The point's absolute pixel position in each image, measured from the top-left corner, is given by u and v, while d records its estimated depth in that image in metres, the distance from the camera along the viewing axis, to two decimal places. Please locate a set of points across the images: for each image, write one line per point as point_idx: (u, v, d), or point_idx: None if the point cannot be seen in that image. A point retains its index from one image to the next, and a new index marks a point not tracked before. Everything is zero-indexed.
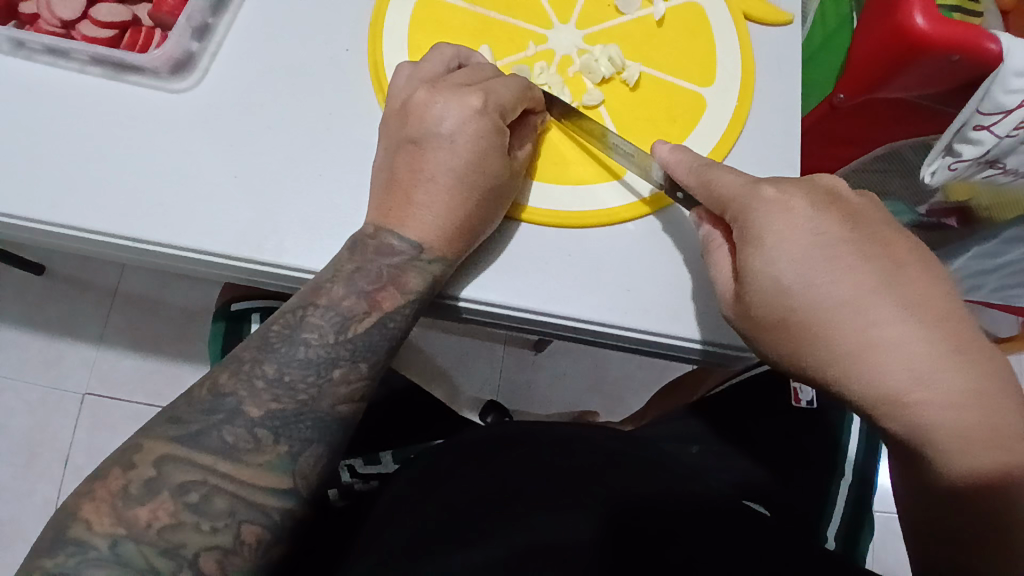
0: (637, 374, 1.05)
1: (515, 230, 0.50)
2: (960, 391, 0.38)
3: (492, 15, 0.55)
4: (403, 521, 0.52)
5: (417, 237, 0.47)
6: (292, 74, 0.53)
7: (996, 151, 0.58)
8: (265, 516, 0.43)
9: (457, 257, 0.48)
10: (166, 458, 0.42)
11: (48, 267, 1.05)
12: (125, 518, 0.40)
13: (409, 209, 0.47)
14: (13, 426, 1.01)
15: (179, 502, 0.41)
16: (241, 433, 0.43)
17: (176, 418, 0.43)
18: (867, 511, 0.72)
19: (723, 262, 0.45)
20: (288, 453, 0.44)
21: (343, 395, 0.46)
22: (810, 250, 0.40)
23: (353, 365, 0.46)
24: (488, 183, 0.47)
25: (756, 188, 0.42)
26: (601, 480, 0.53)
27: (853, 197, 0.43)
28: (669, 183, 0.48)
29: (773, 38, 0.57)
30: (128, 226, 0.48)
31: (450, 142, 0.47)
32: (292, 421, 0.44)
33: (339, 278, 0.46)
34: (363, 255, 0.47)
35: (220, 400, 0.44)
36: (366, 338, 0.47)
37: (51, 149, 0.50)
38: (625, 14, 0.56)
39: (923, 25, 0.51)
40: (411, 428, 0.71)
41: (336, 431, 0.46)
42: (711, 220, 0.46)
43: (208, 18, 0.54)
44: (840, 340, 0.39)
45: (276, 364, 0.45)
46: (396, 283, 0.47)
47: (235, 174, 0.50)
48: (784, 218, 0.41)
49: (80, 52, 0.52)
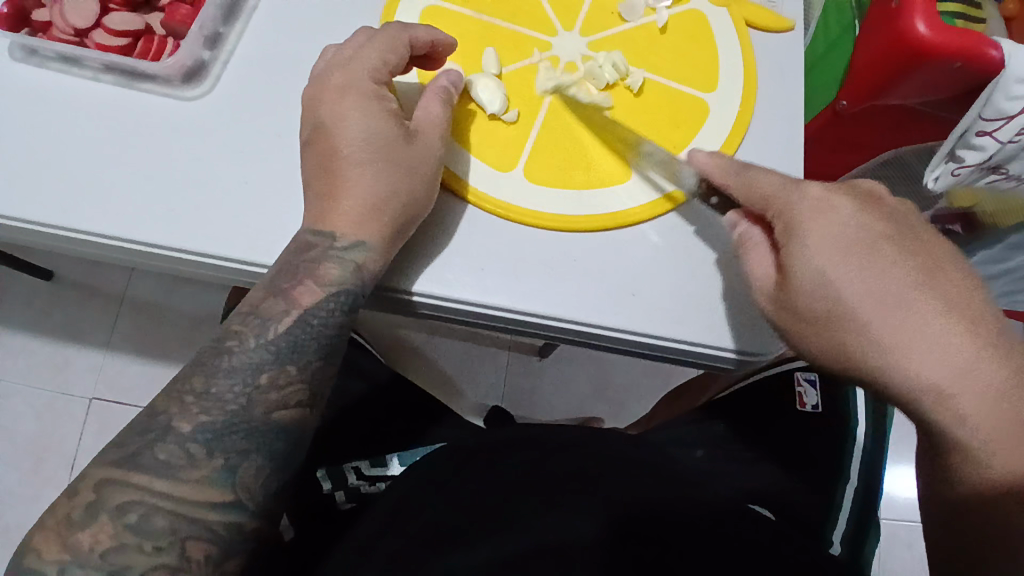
0: (641, 380, 1.05)
1: (457, 221, 0.51)
2: (1007, 382, 0.39)
3: (496, 22, 0.56)
4: (407, 526, 0.50)
5: (335, 228, 0.47)
6: (301, 82, 0.53)
7: (998, 156, 0.59)
8: (208, 531, 0.41)
9: (380, 241, 0.47)
10: (104, 482, 0.41)
11: (56, 273, 1.06)
12: (69, 544, 0.39)
13: (336, 205, 0.47)
14: (20, 431, 1.01)
15: (118, 524, 0.40)
16: (174, 449, 0.42)
17: (116, 442, 0.43)
18: (874, 521, 0.70)
19: (760, 258, 0.45)
20: (225, 466, 0.42)
21: (276, 401, 0.45)
22: (851, 246, 0.41)
23: (280, 368, 0.45)
24: (408, 171, 0.47)
25: (799, 187, 0.43)
26: (600, 485, 0.52)
27: (888, 199, 0.45)
28: (704, 188, 0.49)
29: (775, 46, 0.57)
30: (137, 232, 0.49)
31: (364, 123, 0.47)
32: (223, 434, 0.43)
33: (261, 286, 0.47)
34: (285, 257, 0.47)
35: (153, 420, 0.43)
36: (289, 337, 0.46)
37: (62, 155, 0.50)
38: (628, 22, 0.56)
39: (925, 33, 0.52)
40: (412, 427, 0.69)
41: (275, 439, 0.44)
42: (752, 219, 0.47)
43: (219, 27, 0.54)
44: (886, 334, 0.40)
45: (203, 377, 0.44)
46: (314, 277, 0.47)
47: (245, 181, 0.50)
48: (825, 217, 0.42)
49: (93, 61, 0.52)
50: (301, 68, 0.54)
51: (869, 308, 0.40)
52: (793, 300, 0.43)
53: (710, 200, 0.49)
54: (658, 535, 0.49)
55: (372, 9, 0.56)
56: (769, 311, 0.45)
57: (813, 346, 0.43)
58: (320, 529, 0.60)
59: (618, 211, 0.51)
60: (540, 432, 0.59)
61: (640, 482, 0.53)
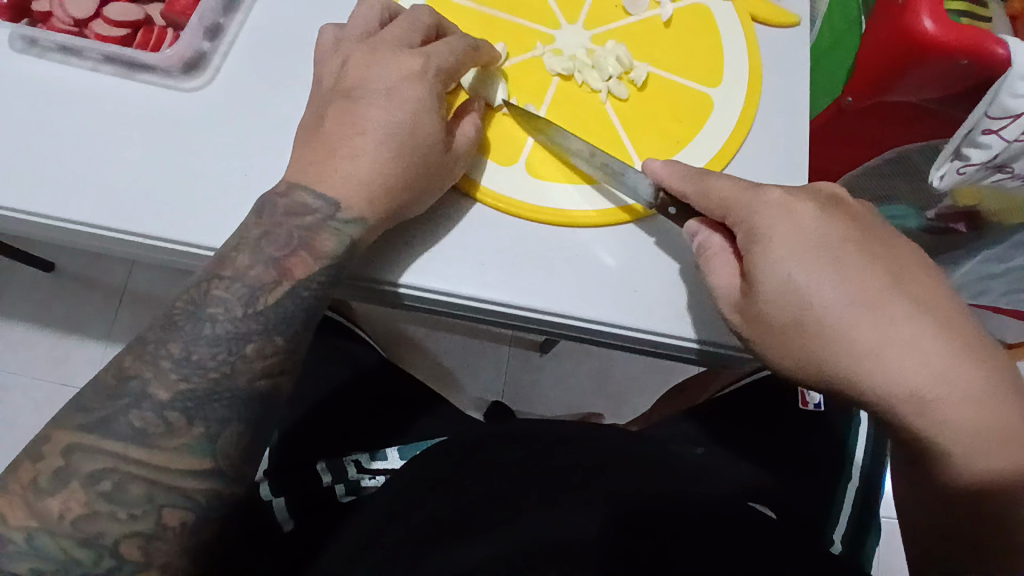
0: (641, 376, 1.05)
1: (469, 209, 0.51)
2: (977, 388, 0.38)
3: (499, 15, 0.55)
4: (408, 518, 0.50)
5: (337, 196, 0.45)
6: (303, 73, 0.53)
7: (1005, 156, 0.58)
8: (186, 500, 0.41)
9: (379, 218, 0.46)
10: (74, 447, 0.40)
11: (58, 265, 1.06)
12: (37, 511, 0.39)
13: (336, 174, 0.45)
14: (20, 421, 1.01)
15: (91, 491, 0.40)
16: (151, 417, 0.41)
17: (83, 406, 0.41)
18: (876, 521, 0.69)
19: (723, 270, 0.44)
20: (205, 435, 0.42)
21: (261, 370, 0.44)
22: (817, 252, 0.41)
23: (267, 338, 0.44)
24: (426, 151, 0.46)
25: (759, 192, 0.43)
26: (599, 477, 0.53)
27: (852, 203, 0.45)
28: (662, 199, 0.48)
29: (778, 41, 0.57)
30: (136, 223, 0.49)
31: (387, 100, 0.46)
32: (205, 402, 0.42)
33: (245, 247, 0.45)
34: (272, 217, 0.46)
35: (126, 384, 0.42)
36: (279, 308, 0.44)
37: (61, 146, 0.50)
38: (631, 15, 0.56)
39: (931, 29, 0.51)
40: (403, 420, 0.68)
41: (258, 406, 0.44)
42: (710, 224, 0.46)
43: (219, 18, 0.54)
44: (858, 339, 0.39)
45: (182, 343, 0.43)
46: (308, 249, 0.45)
47: (245, 172, 0.50)
48: (788, 222, 0.42)
49: (93, 51, 0.52)
50: (300, 59, 0.53)
51: (837, 317, 0.40)
52: (756, 307, 0.42)
53: (667, 211, 0.48)
54: (654, 531, 0.49)
55: None
56: (736, 324, 0.44)
57: (781, 354, 0.42)
58: (320, 518, 0.59)
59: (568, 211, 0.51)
60: (537, 428, 0.57)
61: (640, 478, 0.53)
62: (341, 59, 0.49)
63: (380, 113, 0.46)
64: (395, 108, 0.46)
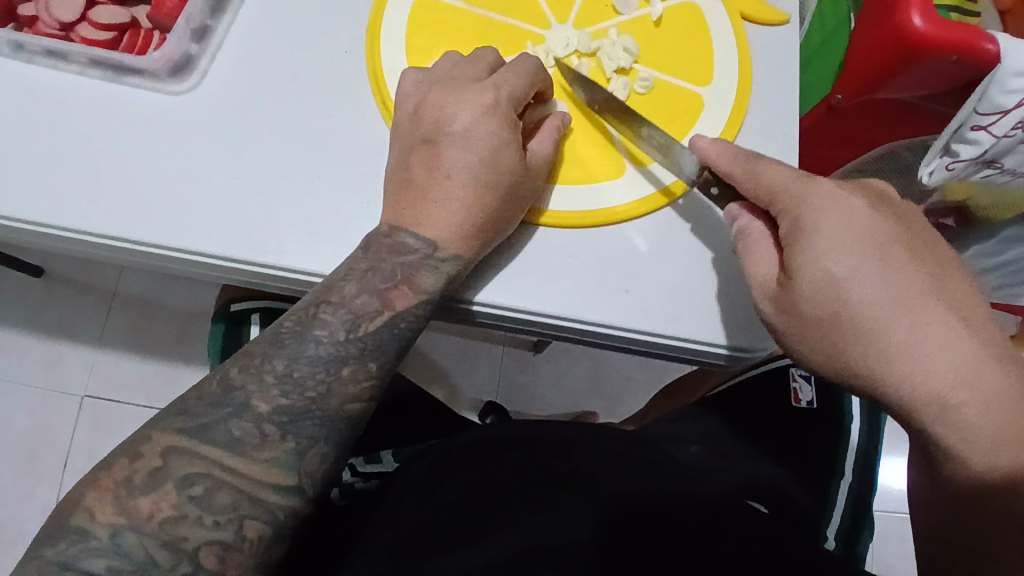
0: (637, 375, 1.05)
1: (531, 235, 0.50)
2: (1002, 392, 0.39)
3: (490, 15, 0.55)
4: (403, 522, 0.51)
5: (433, 235, 0.47)
6: (293, 77, 0.53)
7: (995, 150, 0.59)
8: (268, 513, 0.42)
9: (472, 257, 0.47)
10: (174, 449, 0.41)
11: (48, 270, 1.05)
12: (127, 509, 0.39)
13: (426, 207, 0.47)
14: (12, 428, 1.00)
15: (182, 494, 0.40)
16: (251, 428, 0.42)
17: (186, 410, 0.42)
18: (868, 516, 0.71)
19: (762, 255, 0.44)
20: (295, 450, 0.42)
21: (352, 394, 0.45)
22: (857, 244, 0.41)
23: (361, 363, 0.45)
24: (508, 182, 0.47)
25: (811, 183, 0.43)
26: (597, 480, 0.52)
27: (898, 201, 0.45)
28: (705, 176, 0.48)
29: (770, 39, 0.57)
30: (128, 229, 0.48)
31: (464, 138, 0.48)
32: (299, 418, 0.43)
33: (352, 277, 0.46)
34: (377, 253, 0.46)
35: (229, 394, 0.43)
36: (375, 336, 0.46)
37: (50, 152, 0.49)
38: (622, 14, 0.56)
39: (920, 26, 0.51)
40: (408, 428, 0.70)
41: (344, 430, 0.45)
42: (753, 210, 0.46)
43: (207, 20, 0.53)
44: (892, 336, 0.40)
45: (286, 360, 0.44)
46: (408, 282, 0.46)
47: (236, 176, 0.50)
48: (840, 213, 0.42)
49: (78, 54, 0.51)
50: (351, 79, 0.53)
51: (874, 309, 0.40)
52: (791, 295, 0.42)
53: (710, 190, 0.48)
54: (646, 531, 0.49)
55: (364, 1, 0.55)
56: (767, 313, 0.44)
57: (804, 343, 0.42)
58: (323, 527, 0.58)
59: (609, 206, 0.51)
60: (531, 426, 0.58)
61: (633, 476, 0.53)
62: (418, 97, 0.50)
63: (458, 154, 0.47)
64: (474, 146, 0.47)
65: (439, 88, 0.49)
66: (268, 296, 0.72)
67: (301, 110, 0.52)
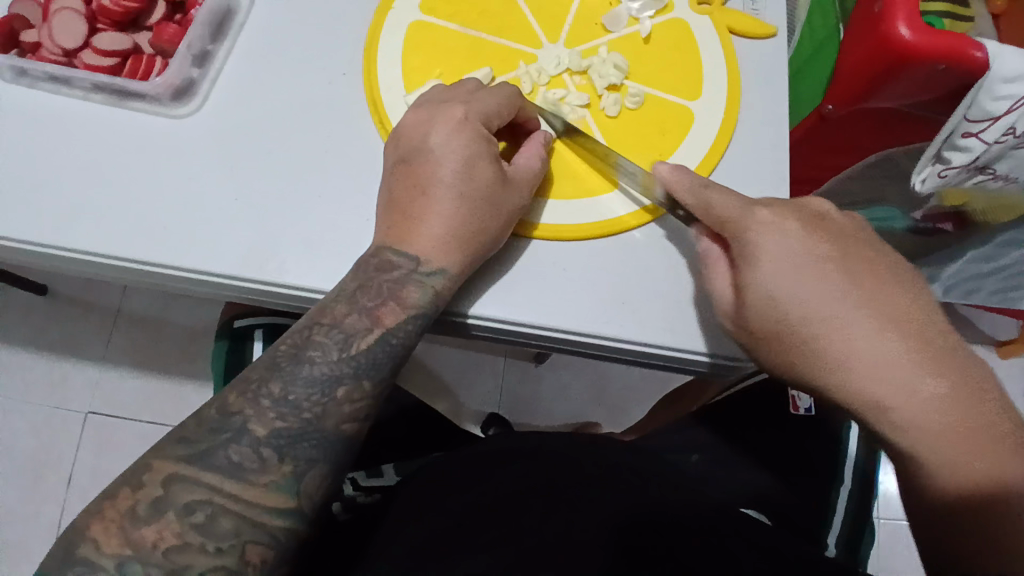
0: (639, 384, 1.06)
1: (526, 247, 0.51)
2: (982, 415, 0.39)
3: (483, 36, 0.56)
4: (410, 533, 0.52)
5: (417, 251, 0.47)
6: (289, 102, 0.54)
7: (985, 157, 0.59)
8: (269, 536, 0.42)
9: (459, 271, 0.48)
10: (174, 478, 0.41)
11: (53, 289, 1.06)
12: (131, 539, 0.40)
13: (413, 229, 0.48)
14: (18, 448, 1.01)
15: (184, 523, 0.41)
16: (248, 452, 0.43)
17: (185, 438, 0.43)
18: (868, 524, 0.70)
19: (722, 277, 0.46)
20: (293, 473, 0.43)
21: (348, 414, 0.45)
22: (835, 276, 0.42)
23: (356, 383, 0.46)
24: (491, 198, 0.48)
25: (751, 211, 0.44)
26: (608, 492, 0.53)
27: (856, 225, 0.45)
28: (670, 200, 0.49)
29: (757, 52, 0.58)
30: (130, 252, 0.49)
31: (440, 157, 0.48)
32: (296, 441, 0.44)
33: (343, 297, 0.47)
34: (365, 273, 0.47)
35: (227, 419, 0.43)
36: (369, 355, 0.46)
37: (54, 179, 0.50)
38: (612, 32, 0.57)
39: (907, 36, 0.52)
40: (407, 447, 0.70)
41: (340, 450, 0.45)
42: (712, 236, 0.47)
43: (207, 45, 0.55)
44: (869, 363, 0.40)
45: (281, 383, 0.44)
46: (396, 299, 0.47)
47: (236, 197, 0.51)
48: (804, 245, 0.42)
49: (83, 80, 0.53)
50: (346, 102, 0.54)
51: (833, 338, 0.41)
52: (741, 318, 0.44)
53: (676, 213, 0.49)
54: (658, 539, 0.48)
55: (360, 25, 0.57)
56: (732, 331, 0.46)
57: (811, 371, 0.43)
58: (327, 543, 0.59)
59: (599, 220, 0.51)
60: (527, 443, 0.59)
61: (635, 488, 0.53)
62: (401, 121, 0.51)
63: (438, 170, 0.48)
64: (449, 161, 0.48)
65: (415, 110, 0.51)
66: (268, 313, 0.72)
67: (299, 134, 0.53)
